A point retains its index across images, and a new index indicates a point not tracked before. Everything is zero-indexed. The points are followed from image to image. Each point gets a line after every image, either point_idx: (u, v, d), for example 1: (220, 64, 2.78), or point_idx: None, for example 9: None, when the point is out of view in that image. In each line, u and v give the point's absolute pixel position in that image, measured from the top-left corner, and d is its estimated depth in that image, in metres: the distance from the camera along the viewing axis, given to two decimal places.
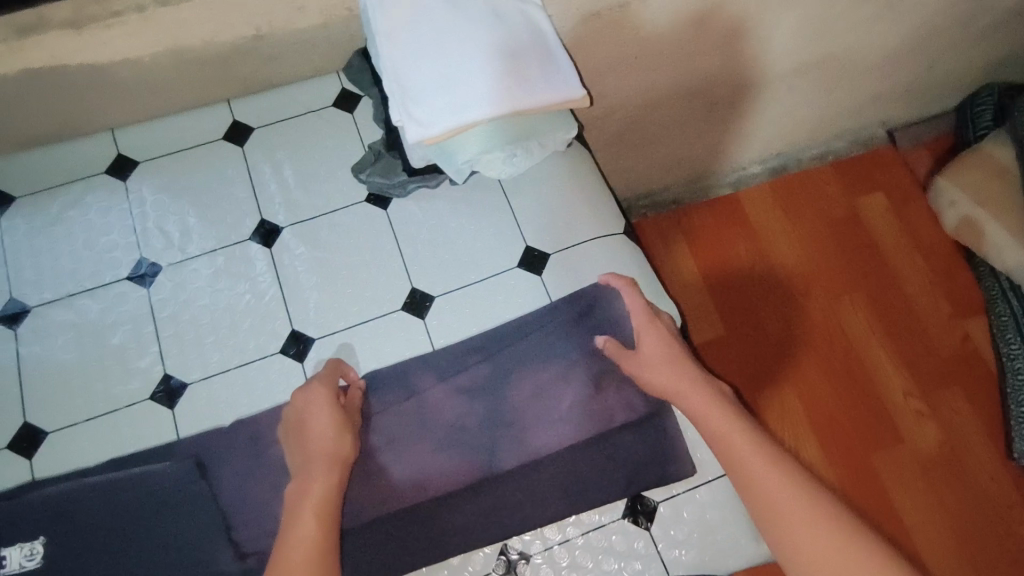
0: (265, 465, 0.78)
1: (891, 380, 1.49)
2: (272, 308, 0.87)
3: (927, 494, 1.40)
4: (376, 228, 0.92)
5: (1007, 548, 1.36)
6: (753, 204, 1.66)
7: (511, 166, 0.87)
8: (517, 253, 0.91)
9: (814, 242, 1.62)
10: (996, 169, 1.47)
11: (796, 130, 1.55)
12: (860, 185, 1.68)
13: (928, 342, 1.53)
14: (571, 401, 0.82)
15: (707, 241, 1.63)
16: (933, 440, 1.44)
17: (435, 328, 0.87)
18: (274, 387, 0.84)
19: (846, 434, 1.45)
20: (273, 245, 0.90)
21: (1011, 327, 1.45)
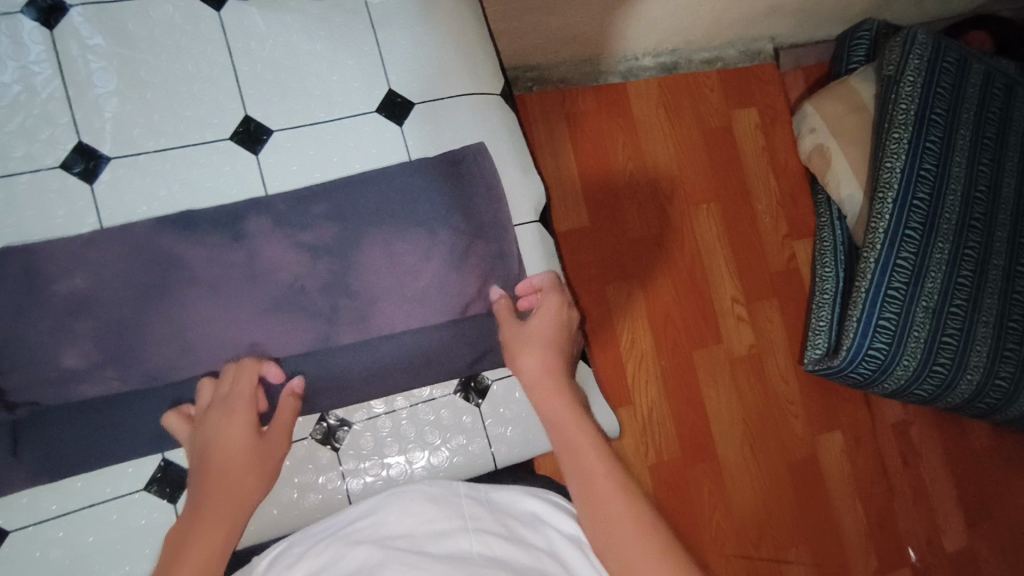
0: (47, 303, 0.66)
1: (722, 286, 1.61)
2: (52, 111, 0.69)
3: (729, 386, 1.57)
4: (203, 32, 0.74)
5: (778, 434, 1.59)
6: (640, 98, 1.61)
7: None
8: (378, 96, 0.78)
9: (687, 147, 1.63)
10: (855, 105, 1.54)
11: (690, 29, 1.50)
12: (741, 96, 1.68)
13: (761, 259, 1.65)
14: (422, 285, 0.75)
15: (589, 129, 1.57)
16: (744, 342, 1.60)
17: (269, 168, 0.74)
18: (51, 210, 0.68)
19: (676, 329, 1.56)
20: (56, 27, 0.70)
21: (830, 253, 1.59)
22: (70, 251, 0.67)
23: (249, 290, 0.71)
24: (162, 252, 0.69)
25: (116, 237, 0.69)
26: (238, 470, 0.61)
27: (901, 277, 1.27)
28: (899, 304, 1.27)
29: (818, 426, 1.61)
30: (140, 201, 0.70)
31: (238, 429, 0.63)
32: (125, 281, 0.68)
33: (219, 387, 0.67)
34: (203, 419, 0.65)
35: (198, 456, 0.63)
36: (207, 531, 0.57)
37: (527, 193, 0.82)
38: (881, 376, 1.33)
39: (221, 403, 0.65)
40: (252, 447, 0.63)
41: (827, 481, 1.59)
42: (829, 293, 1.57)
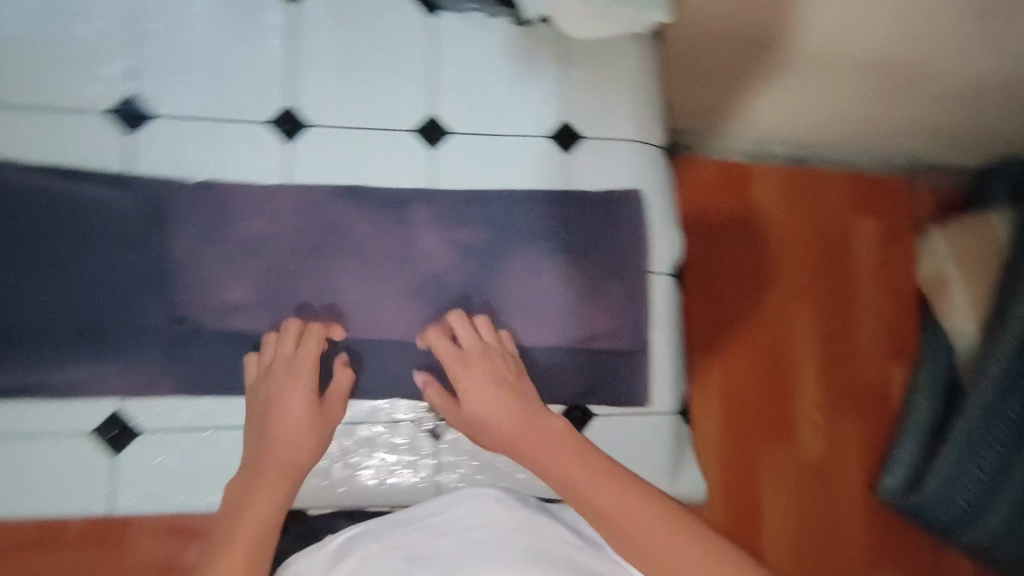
0: (227, 237, 0.72)
1: (805, 395, 1.42)
2: (273, 74, 0.76)
3: (792, 501, 1.39)
4: (414, 35, 0.80)
5: (833, 563, 1.40)
6: (764, 177, 1.44)
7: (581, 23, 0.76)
8: (550, 124, 0.83)
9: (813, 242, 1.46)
10: (985, 236, 1.34)
11: (861, 141, 1.42)
12: (868, 205, 1.50)
13: (855, 378, 1.46)
14: (553, 307, 0.78)
15: (700, 196, 1.44)
16: (816, 455, 1.42)
17: (440, 166, 0.79)
18: (250, 159, 0.75)
19: (746, 424, 1.39)
20: (294, 4, 0.77)
21: (928, 385, 1.41)
22: (258, 198, 0.74)
23: (398, 271, 0.76)
24: (333, 218, 0.75)
25: (299, 196, 0.75)
26: (484, 398, 0.70)
27: (1003, 427, 1.14)
28: (994, 454, 1.16)
29: (878, 565, 1.43)
30: (324, 170, 0.77)
31: (300, 398, 0.68)
32: (296, 236, 0.74)
33: (281, 344, 0.70)
34: (269, 376, 0.69)
35: (260, 416, 0.68)
36: (268, 489, 0.64)
37: (667, 244, 0.84)
38: (957, 525, 1.24)
39: (284, 360, 0.69)
40: (455, 367, 0.72)
41: None
42: (915, 425, 1.40)
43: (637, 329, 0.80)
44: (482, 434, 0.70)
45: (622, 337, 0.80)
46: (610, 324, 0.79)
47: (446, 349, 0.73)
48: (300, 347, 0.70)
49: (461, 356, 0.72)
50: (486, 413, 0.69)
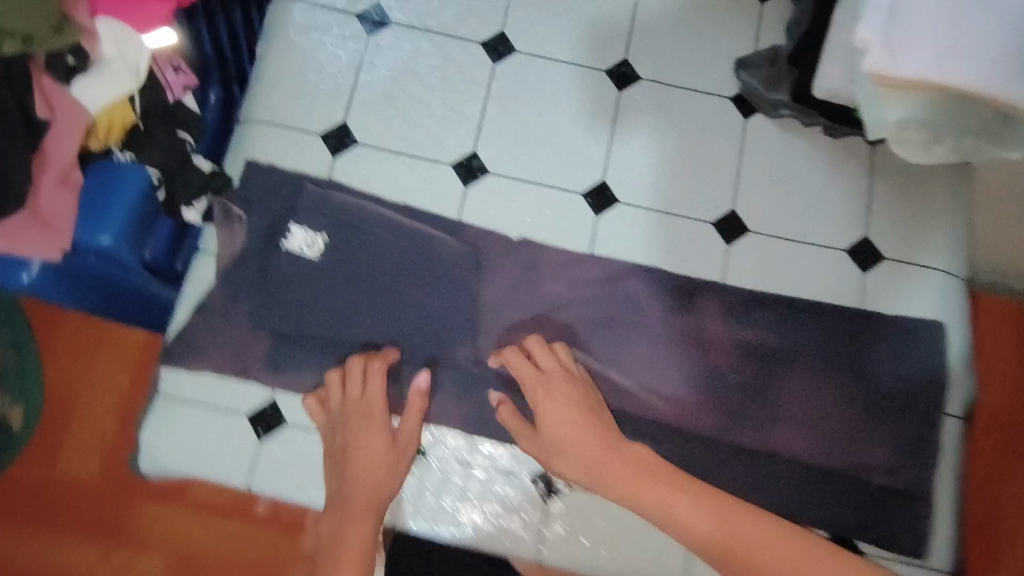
0: (534, 294, 0.77)
1: None
2: (593, 152, 0.82)
3: None
4: (728, 132, 0.83)
5: None
6: None
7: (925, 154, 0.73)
8: (851, 237, 0.81)
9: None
10: None
11: None
12: None
13: None
14: (829, 428, 0.75)
15: None
16: None
17: (735, 262, 0.80)
18: (561, 224, 0.80)
19: None
20: (623, 91, 0.84)
21: None
22: (565, 262, 0.78)
23: (679, 356, 0.77)
24: (628, 294, 0.78)
25: (601, 267, 0.78)
26: (563, 423, 0.66)
27: None
28: None
29: None
30: (626, 247, 0.80)
31: (379, 443, 0.68)
32: (591, 304, 0.78)
33: (349, 385, 0.71)
34: (337, 394, 0.71)
35: (342, 464, 0.68)
36: (356, 535, 0.62)
37: (960, 384, 0.78)
38: None
39: (354, 394, 0.71)
40: (528, 433, 0.68)
41: None
42: None
43: (918, 470, 0.75)
44: (567, 455, 0.65)
45: (898, 475, 0.75)
46: (888, 458, 0.75)
47: (523, 363, 0.71)
48: (372, 395, 0.71)
49: (533, 365, 0.72)
50: (558, 428, 0.66)
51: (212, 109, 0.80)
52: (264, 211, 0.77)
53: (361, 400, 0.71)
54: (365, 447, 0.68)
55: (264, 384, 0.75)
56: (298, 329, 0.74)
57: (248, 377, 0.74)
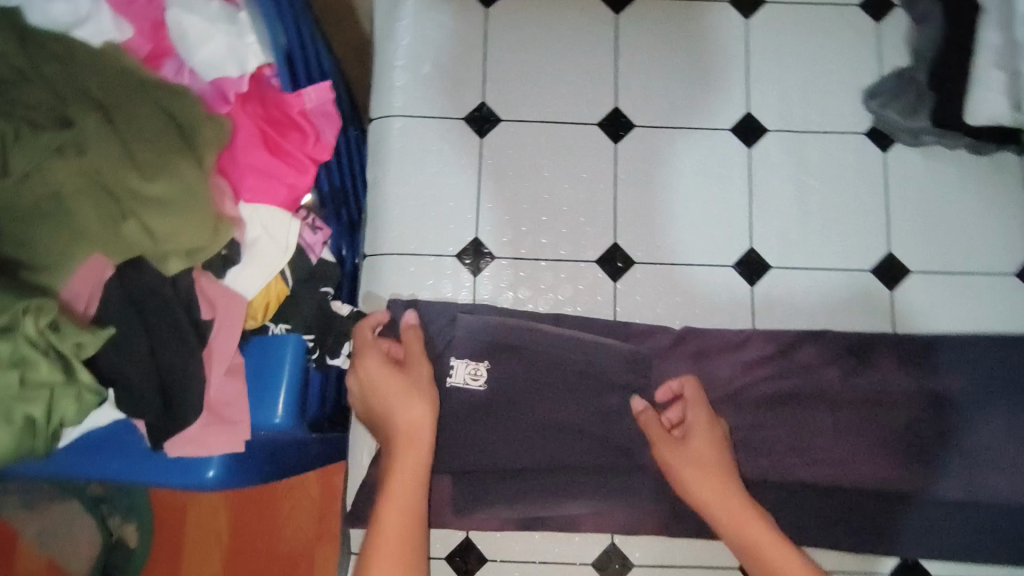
0: (706, 380, 0.74)
1: None
2: (735, 217, 0.79)
3: None
4: (868, 169, 0.80)
5: None
6: None
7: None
8: (1016, 258, 0.78)
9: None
10: None
11: None
12: None
13: None
14: None
15: None
16: None
17: (903, 308, 0.77)
18: (718, 301, 0.77)
19: None
20: (753, 147, 0.80)
21: None
22: (731, 341, 0.75)
23: (869, 417, 0.72)
24: (801, 363, 0.74)
25: (767, 339, 0.75)
26: (696, 464, 0.65)
27: None
28: None
29: None
30: (788, 314, 0.77)
31: (416, 403, 0.65)
32: (766, 378, 0.74)
33: (372, 345, 0.68)
34: (355, 380, 0.68)
35: (367, 392, 0.66)
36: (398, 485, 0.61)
37: None
38: None
39: (387, 381, 0.65)
40: (663, 446, 0.67)
41: None
42: None
43: None
44: (682, 479, 0.65)
45: None
46: None
47: (656, 425, 0.68)
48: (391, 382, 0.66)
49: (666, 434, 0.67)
50: (686, 473, 0.65)
51: (343, 253, 0.79)
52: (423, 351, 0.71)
53: (392, 377, 0.66)
54: (385, 378, 0.66)
55: (447, 527, 0.72)
56: (468, 467, 0.70)
57: (440, 525, 0.71)
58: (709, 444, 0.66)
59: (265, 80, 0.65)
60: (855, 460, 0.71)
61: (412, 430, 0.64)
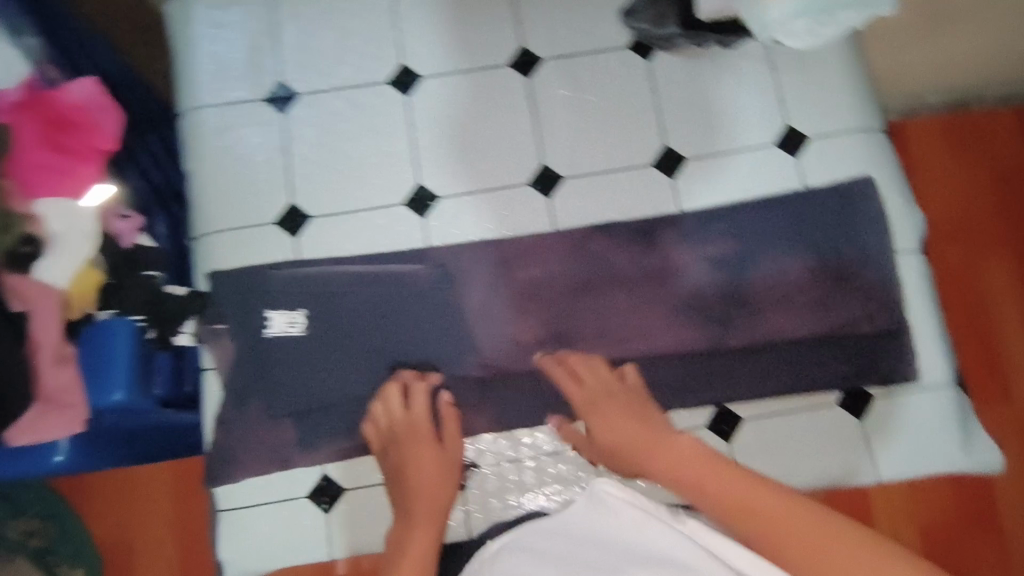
0: (509, 285, 0.83)
1: None
2: (524, 141, 0.87)
3: None
4: (635, 77, 0.89)
5: None
6: (939, 137, 1.09)
7: (814, 37, 0.79)
8: (774, 129, 0.88)
9: (1002, 199, 1.07)
10: None
11: None
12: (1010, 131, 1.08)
13: None
14: (806, 300, 0.82)
15: (914, 175, 1.08)
16: None
17: (683, 189, 0.86)
18: (520, 216, 0.85)
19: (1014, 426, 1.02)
20: (531, 76, 0.89)
21: None
22: (530, 245, 0.83)
23: (658, 287, 0.82)
24: (595, 253, 0.83)
25: (562, 238, 0.83)
26: (621, 425, 0.76)
27: None
28: None
29: None
30: (583, 214, 0.85)
31: (433, 489, 0.75)
32: (564, 272, 0.83)
33: (394, 411, 0.79)
34: (216, 304, 0.79)
35: (393, 480, 0.77)
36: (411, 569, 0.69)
37: (909, 222, 0.85)
38: None
39: (422, 462, 0.76)
40: (584, 402, 0.78)
41: None
42: None
43: (898, 308, 0.81)
44: (596, 443, 0.78)
45: (884, 322, 0.81)
46: (865, 310, 0.81)
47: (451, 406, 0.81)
48: (417, 413, 0.79)
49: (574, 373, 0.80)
50: (607, 433, 0.76)
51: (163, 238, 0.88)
52: (238, 304, 0.79)
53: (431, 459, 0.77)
54: (416, 450, 0.77)
55: (302, 465, 0.79)
56: (313, 402, 0.78)
57: (291, 465, 0.79)
58: (589, 375, 0.80)
59: (36, 88, 0.71)
60: (649, 325, 0.82)
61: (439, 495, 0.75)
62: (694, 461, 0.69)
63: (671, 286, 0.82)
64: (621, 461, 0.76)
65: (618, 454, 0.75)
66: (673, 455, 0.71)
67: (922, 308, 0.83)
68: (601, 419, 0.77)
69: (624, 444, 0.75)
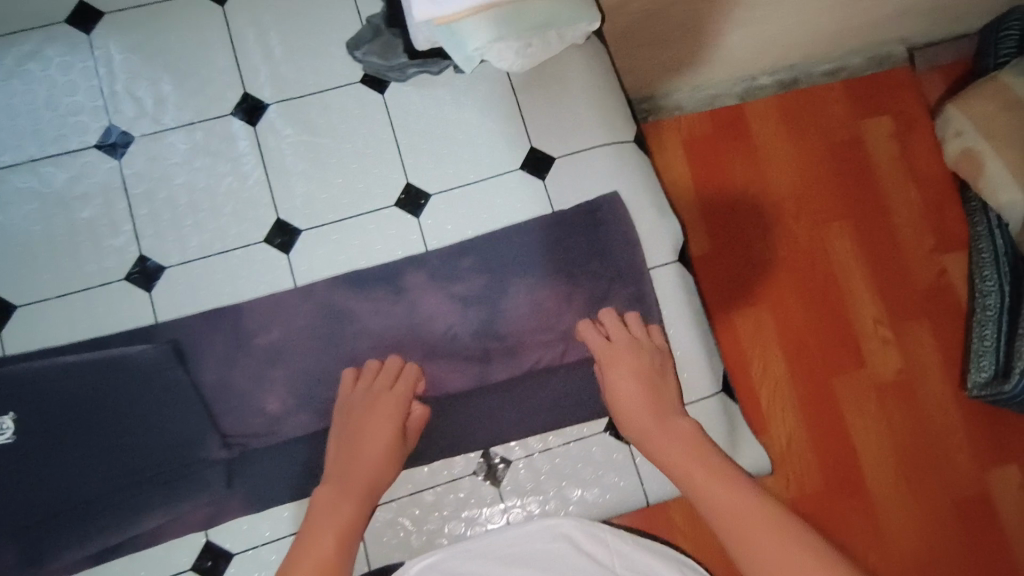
0: (248, 354, 0.77)
1: (875, 352, 1.18)
2: (256, 195, 0.82)
3: (895, 465, 1.14)
4: (371, 113, 0.84)
5: (981, 521, 1.14)
6: (756, 116, 1.25)
7: (527, 58, 0.77)
8: (518, 154, 0.85)
9: (802, 172, 1.24)
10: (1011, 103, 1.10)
11: (809, 41, 1.13)
12: (805, 111, 1.26)
13: (921, 300, 1.21)
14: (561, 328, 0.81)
15: (716, 155, 1.24)
16: (924, 399, 1.17)
17: (429, 228, 0.83)
18: (257, 277, 0.80)
19: (815, 367, 1.17)
20: (257, 124, 0.83)
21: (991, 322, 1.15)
22: (267, 306, 0.79)
23: (409, 336, 0.79)
24: (339, 307, 0.79)
25: (302, 296, 0.79)
26: (637, 382, 0.75)
27: (987, 270, 1.18)
28: (993, 306, 1.15)
29: (988, 455, 1.16)
30: (326, 266, 0.81)
31: (382, 458, 0.72)
32: (308, 330, 0.79)
33: (375, 382, 0.76)
34: None
35: (342, 445, 0.73)
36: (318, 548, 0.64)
37: (665, 233, 0.84)
38: None
39: (379, 432, 0.73)
40: (608, 358, 0.77)
41: (1015, 557, 1.12)
42: (992, 310, 1.16)
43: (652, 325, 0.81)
44: (626, 417, 0.75)
45: None
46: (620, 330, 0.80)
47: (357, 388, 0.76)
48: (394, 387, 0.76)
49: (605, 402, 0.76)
50: (622, 394, 0.75)
51: None
52: None
53: (386, 457, 0.72)
54: (378, 423, 0.73)
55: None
56: (31, 516, 0.71)
57: None
58: (632, 373, 0.76)
59: None
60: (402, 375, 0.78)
61: (383, 465, 0.72)
62: (692, 464, 0.68)
63: (425, 332, 0.80)
64: (627, 424, 0.75)
65: (623, 413, 0.75)
66: (663, 444, 0.71)
67: (682, 320, 0.83)
68: (626, 383, 0.76)
69: (630, 403, 0.75)
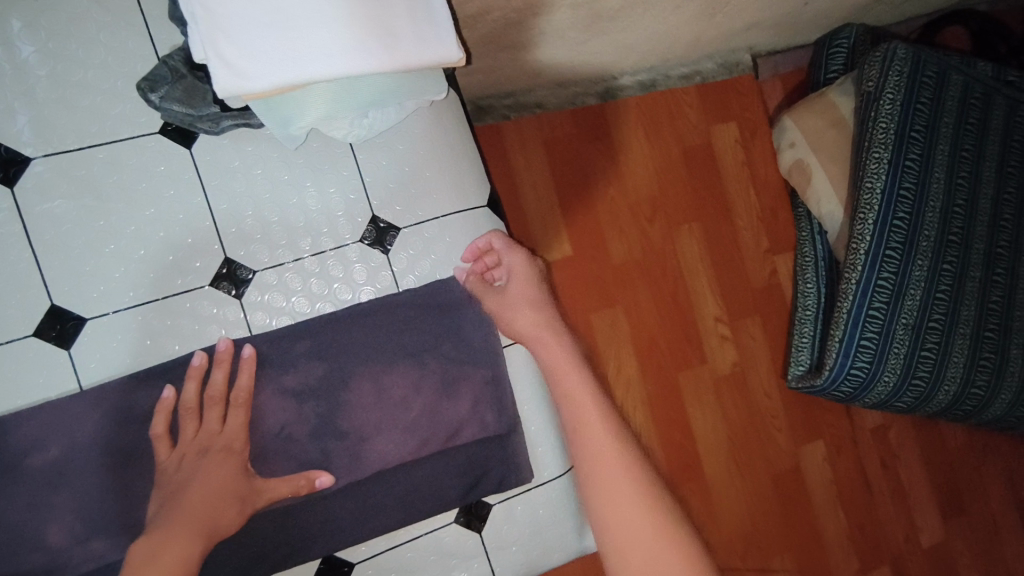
0: (20, 477, 0.64)
1: (716, 350, 1.23)
2: (22, 275, 0.66)
3: (726, 451, 1.23)
4: (176, 172, 0.70)
5: (792, 495, 1.26)
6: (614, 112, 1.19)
7: (368, 129, 0.69)
8: (357, 225, 0.75)
9: (654, 172, 1.21)
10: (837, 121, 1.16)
11: (668, 50, 1.10)
12: (663, 108, 1.22)
13: (755, 299, 1.27)
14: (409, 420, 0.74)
15: (574, 153, 1.16)
16: (751, 389, 1.26)
17: (254, 310, 0.72)
18: (32, 378, 0.66)
19: (660, 367, 1.20)
20: (16, 184, 0.66)
21: (810, 321, 1.21)
22: (45, 417, 0.65)
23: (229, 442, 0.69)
24: (140, 412, 0.67)
25: (90, 401, 0.66)
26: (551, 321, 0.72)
27: (807, 274, 1.24)
28: (812, 308, 1.21)
29: (801, 434, 1.28)
30: (123, 361, 0.68)
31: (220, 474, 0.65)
32: (100, 443, 0.66)
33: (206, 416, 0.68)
34: None
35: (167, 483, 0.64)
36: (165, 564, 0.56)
37: None
38: (860, 394, 1.14)
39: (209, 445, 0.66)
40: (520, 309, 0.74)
41: (818, 526, 1.27)
42: (810, 309, 1.22)
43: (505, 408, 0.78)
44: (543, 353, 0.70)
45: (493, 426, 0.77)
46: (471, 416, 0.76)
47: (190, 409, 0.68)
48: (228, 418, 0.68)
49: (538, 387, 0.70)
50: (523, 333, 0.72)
51: None
52: None
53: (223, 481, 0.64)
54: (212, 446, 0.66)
55: None
56: None
57: None
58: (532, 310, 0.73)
59: None
60: None
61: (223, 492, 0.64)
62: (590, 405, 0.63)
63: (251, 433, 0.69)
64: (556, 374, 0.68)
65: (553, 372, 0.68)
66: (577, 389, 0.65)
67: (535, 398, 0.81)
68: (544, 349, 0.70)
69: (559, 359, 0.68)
